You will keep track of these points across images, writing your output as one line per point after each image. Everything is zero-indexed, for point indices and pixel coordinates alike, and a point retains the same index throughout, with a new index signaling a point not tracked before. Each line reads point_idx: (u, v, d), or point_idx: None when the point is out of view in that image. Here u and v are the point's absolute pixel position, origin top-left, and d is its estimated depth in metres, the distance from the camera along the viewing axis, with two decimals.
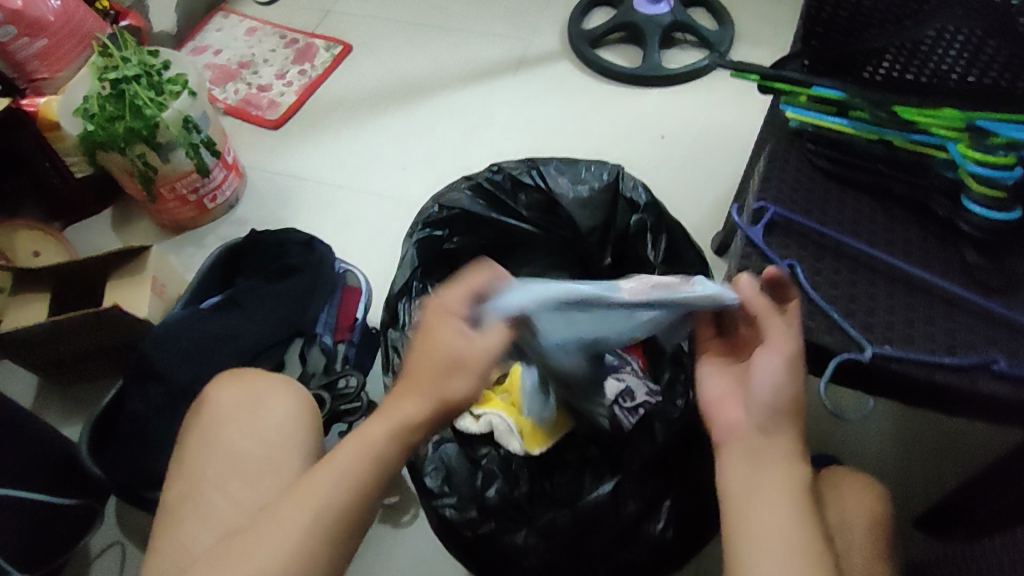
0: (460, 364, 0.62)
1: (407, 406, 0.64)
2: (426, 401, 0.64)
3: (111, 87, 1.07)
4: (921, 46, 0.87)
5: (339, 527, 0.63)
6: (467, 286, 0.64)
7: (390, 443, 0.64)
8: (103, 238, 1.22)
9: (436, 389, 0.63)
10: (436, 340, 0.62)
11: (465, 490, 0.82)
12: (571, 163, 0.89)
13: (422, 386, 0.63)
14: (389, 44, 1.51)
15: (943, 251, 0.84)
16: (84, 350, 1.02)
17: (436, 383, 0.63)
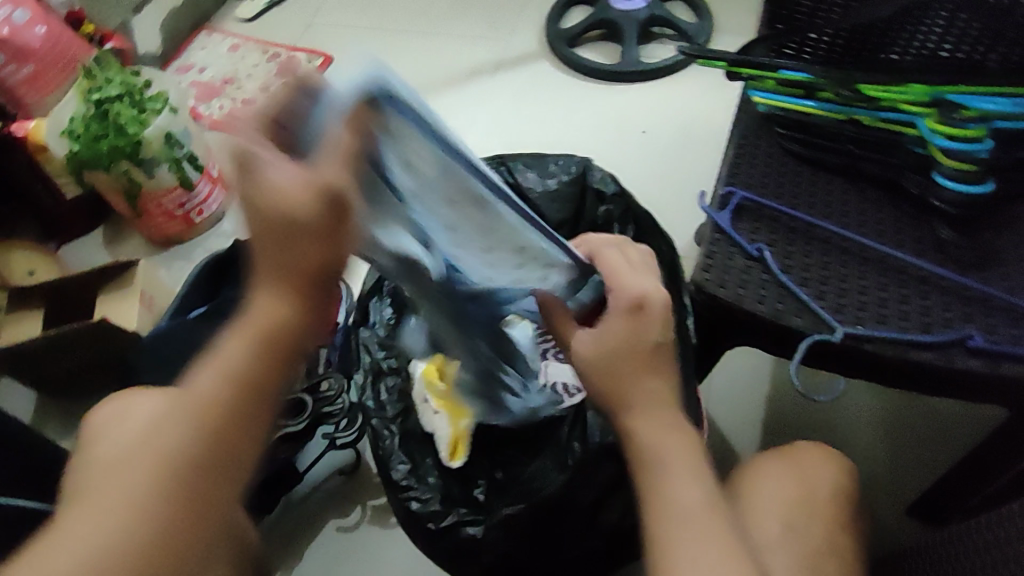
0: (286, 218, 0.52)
1: (268, 309, 0.58)
2: (284, 298, 0.57)
3: (94, 108, 1.11)
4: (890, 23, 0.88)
5: (187, 478, 0.57)
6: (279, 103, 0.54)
7: (251, 361, 0.59)
8: (95, 255, 1.26)
9: (287, 269, 0.56)
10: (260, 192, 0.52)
11: (432, 483, 0.84)
12: (539, 159, 0.93)
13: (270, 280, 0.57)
14: (369, 52, 1.53)
15: (917, 229, 0.84)
16: (77, 364, 1.05)
17: (282, 269, 0.56)
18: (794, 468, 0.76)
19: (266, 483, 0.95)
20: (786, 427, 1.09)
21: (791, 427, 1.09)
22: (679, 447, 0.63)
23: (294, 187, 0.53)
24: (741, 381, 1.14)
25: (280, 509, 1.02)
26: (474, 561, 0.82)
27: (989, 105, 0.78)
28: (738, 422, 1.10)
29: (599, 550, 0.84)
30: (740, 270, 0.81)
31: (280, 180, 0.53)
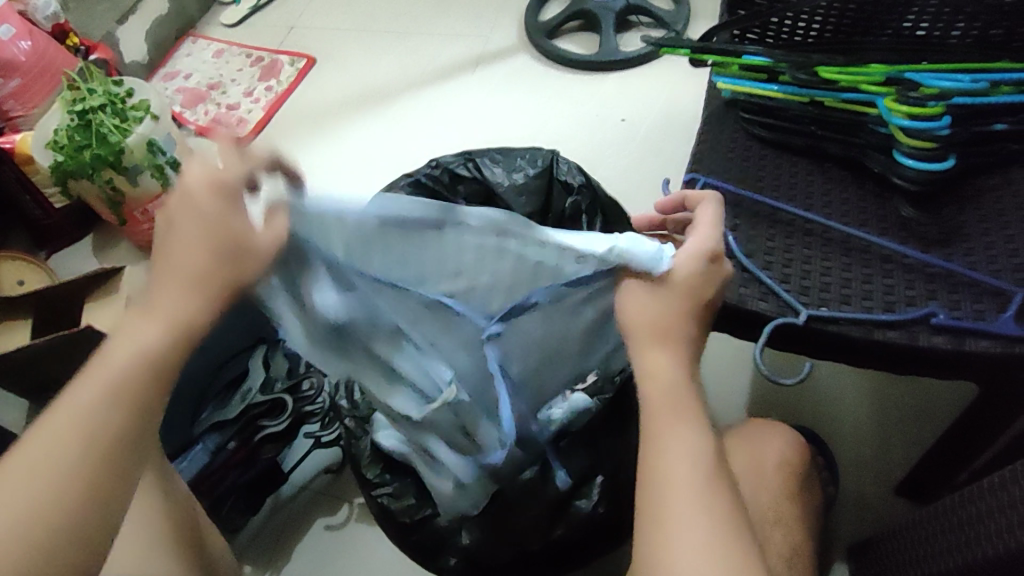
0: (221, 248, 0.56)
1: (183, 304, 0.56)
2: (197, 293, 0.56)
3: (77, 118, 1.12)
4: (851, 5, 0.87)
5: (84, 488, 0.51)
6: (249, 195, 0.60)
7: (167, 347, 0.55)
8: (85, 263, 1.29)
9: (215, 274, 0.56)
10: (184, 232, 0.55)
11: (403, 478, 0.85)
12: (507, 154, 0.94)
13: (184, 281, 0.56)
14: (351, 54, 1.54)
15: (881, 208, 0.85)
16: (67, 370, 1.08)
17: (199, 275, 0.56)
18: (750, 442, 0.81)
19: (252, 480, 0.97)
20: (769, 412, 1.10)
21: (773, 412, 1.10)
22: (689, 414, 0.58)
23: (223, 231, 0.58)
24: (721, 368, 1.14)
25: (268, 507, 1.04)
26: (445, 551, 0.85)
27: (943, 84, 0.80)
28: (720, 408, 1.11)
29: (567, 540, 0.83)
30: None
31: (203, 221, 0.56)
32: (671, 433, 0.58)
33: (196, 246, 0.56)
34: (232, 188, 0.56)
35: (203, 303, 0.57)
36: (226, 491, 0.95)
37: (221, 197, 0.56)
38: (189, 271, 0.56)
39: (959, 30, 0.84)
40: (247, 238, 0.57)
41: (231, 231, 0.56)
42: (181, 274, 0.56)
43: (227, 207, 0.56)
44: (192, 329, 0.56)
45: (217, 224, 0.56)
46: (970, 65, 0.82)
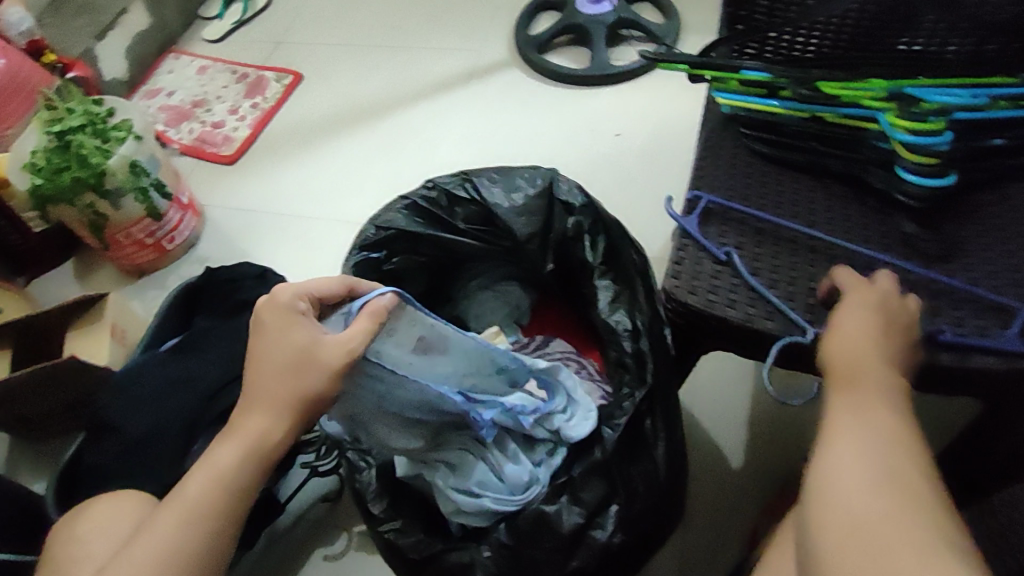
0: (307, 361, 0.66)
1: (256, 423, 0.70)
2: (270, 415, 0.70)
3: (55, 140, 1.08)
4: (846, 20, 0.87)
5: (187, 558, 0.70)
6: (311, 289, 0.70)
7: (242, 463, 0.71)
8: (67, 289, 1.26)
9: (281, 399, 0.69)
10: (285, 338, 0.67)
11: (408, 515, 0.84)
12: (505, 173, 0.93)
13: (260, 403, 0.70)
14: (341, 69, 1.51)
15: (883, 224, 0.85)
16: (48, 403, 1.04)
17: (270, 397, 0.70)
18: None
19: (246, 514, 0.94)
20: (773, 428, 1.09)
21: (778, 429, 1.09)
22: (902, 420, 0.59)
23: (301, 339, 0.67)
24: (723, 384, 1.14)
25: (263, 540, 1.01)
26: None
27: (944, 98, 0.80)
28: (722, 424, 1.10)
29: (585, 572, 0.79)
30: (707, 276, 0.81)
31: (299, 333, 0.67)
32: (863, 407, 0.60)
33: (265, 378, 0.69)
34: (292, 307, 0.68)
35: (273, 422, 0.70)
36: None
37: (284, 320, 0.68)
38: (266, 394, 0.70)
39: (953, 47, 0.84)
40: (316, 356, 0.65)
41: (293, 353, 0.67)
42: (257, 398, 0.70)
43: (291, 327, 0.67)
44: (263, 446, 0.71)
45: (289, 353, 0.67)
46: (966, 79, 0.82)
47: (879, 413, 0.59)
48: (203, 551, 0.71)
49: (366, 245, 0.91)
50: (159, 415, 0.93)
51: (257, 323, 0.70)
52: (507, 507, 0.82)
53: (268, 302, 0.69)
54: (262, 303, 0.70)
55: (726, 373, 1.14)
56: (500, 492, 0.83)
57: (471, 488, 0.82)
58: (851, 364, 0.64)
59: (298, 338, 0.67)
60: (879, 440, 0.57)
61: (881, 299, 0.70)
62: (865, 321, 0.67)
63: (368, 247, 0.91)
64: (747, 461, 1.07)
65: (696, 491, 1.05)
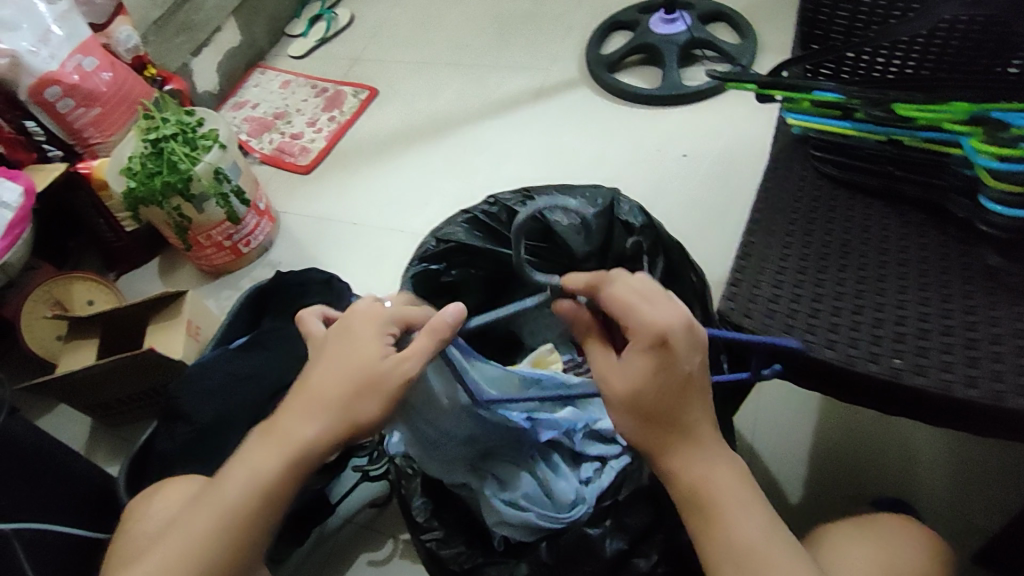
0: (369, 381, 0.63)
1: (301, 430, 0.65)
2: (319, 423, 0.65)
3: (150, 146, 1.17)
4: (917, 41, 0.87)
5: (215, 558, 0.66)
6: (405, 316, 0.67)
7: (281, 467, 0.66)
8: (152, 285, 1.35)
9: (339, 409, 0.64)
10: (357, 354, 0.65)
11: (452, 524, 0.86)
12: (567, 191, 0.94)
13: (313, 411, 0.65)
14: (414, 86, 1.57)
15: (964, 254, 0.79)
16: (126, 391, 1.12)
17: (325, 408, 0.65)
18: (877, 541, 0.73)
19: (299, 510, 0.98)
20: (834, 466, 1.04)
21: (840, 467, 1.04)
22: (760, 513, 0.61)
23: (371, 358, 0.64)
24: (783, 416, 1.10)
25: (312, 538, 1.04)
26: None
27: None
28: (782, 457, 1.06)
29: None
30: (767, 301, 0.79)
31: (370, 354, 0.64)
32: (728, 521, 0.61)
33: (328, 381, 0.65)
34: (384, 326, 0.66)
35: (321, 433, 0.65)
36: None
37: (369, 337, 0.65)
38: (321, 397, 0.65)
39: None
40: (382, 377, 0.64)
41: (365, 368, 0.64)
42: (313, 405, 0.65)
43: (374, 347, 0.65)
44: (304, 453, 0.66)
45: (353, 365, 0.64)
46: None
47: (743, 522, 0.61)
48: (231, 549, 0.67)
49: (426, 257, 0.93)
50: (225, 407, 0.99)
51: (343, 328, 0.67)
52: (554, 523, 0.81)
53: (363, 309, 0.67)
54: (356, 309, 0.68)
55: (788, 404, 1.10)
56: (546, 509, 0.82)
57: (517, 501, 0.82)
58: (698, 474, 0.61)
59: (379, 357, 0.64)
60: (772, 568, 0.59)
61: (676, 357, 0.60)
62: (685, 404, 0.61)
63: (428, 259, 0.93)
64: (804, 497, 1.02)
65: None
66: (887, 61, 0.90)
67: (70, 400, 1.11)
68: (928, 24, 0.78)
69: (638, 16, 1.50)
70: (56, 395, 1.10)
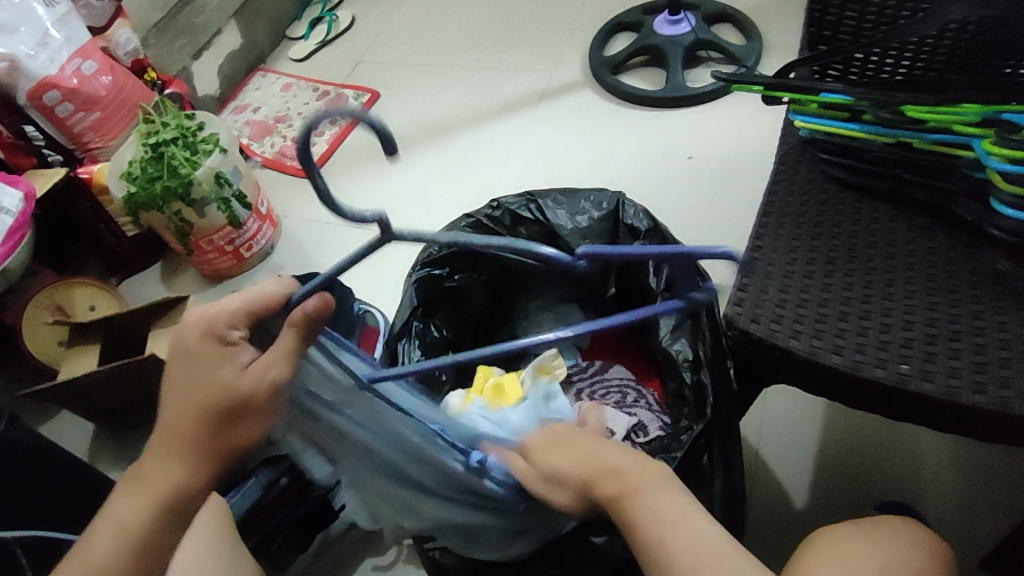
0: (231, 406, 0.54)
1: (166, 474, 0.58)
2: (184, 463, 0.57)
3: (151, 151, 1.16)
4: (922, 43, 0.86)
5: None
6: (243, 307, 0.54)
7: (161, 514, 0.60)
8: (154, 290, 1.35)
9: (203, 446, 0.56)
10: (205, 378, 0.54)
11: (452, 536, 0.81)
12: (570, 195, 0.94)
13: (173, 452, 0.57)
14: (416, 88, 1.56)
15: (972, 259, 0.79)
16: (129, 399, 1.12)
17: (186, 445, 0.56)
18: (872, 540, 0.71)
19: (300, 517, 0.98)
20: (839, 470, 1.04)
21: (846, 471, 1.03)
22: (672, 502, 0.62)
23: (228, 377, 0.54)
24: (791, 421, 1.09)
25: (316, 544, 1.03)
26: None
27: None
28: (788, 462, 1.05)
29: None
30: (772, 305, 0.78)
31: (223, 373, 0.54)
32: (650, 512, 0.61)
33: (174, 413, 0.55)
34: (221, 333, 0.54)
35: (191, 475, 0.58)
36: (274, 527, 0.96)
37: (211, 351, 0.54)
38: (177, 435, 0.56)
39: None
40: (248, 399, 0.54)
41: (220, 392, 0.54)
42: (170, 445, 0.57)
43: (223, 365, 0.54)
44: (177, 497, 0.58)
45: (207, 391, 0.54)
46: None
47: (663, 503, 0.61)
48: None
49: (430, 261, 0.92)
50: None
51: (179, 346, 0.55)
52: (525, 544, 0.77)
53: (195, 317, 0.55)
54: (189, 319, 0.56)
55: (796, 406, 1.10)
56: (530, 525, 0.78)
57: None
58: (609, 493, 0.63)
59: (233, 374, 0.54)
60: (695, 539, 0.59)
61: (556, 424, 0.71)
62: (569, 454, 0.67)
63: (432, 263, 0.91)
64: (809, 502, 1.01)
65: (752, 532, 1.00)
66: (894, 63, 0.89)
67: (71, 407, 1.10)
68: (937, 25, 0.77)
69: (642, 16, 1.49)
70: (58, 402, 1.09)
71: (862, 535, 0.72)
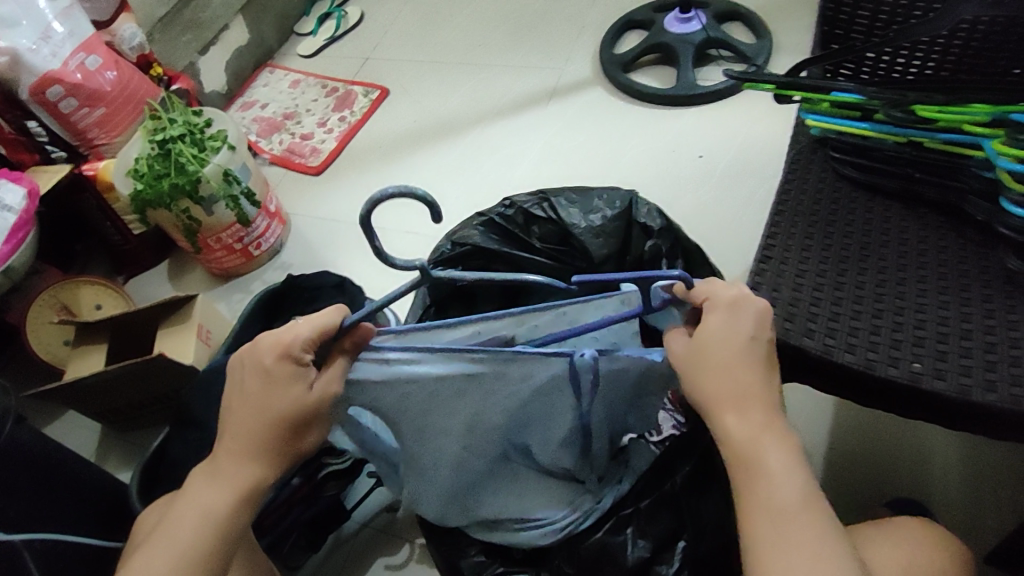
0: (303, 416, 0.62)
1: (242, 470, 0.64)
2: (258, 461, 0.64)
3: (157, 148, 1.15)
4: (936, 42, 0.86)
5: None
6: (310, 329, 0.59)
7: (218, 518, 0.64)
8: (162, 289, 1.35)
9: (276, 447, 0.64)
10: (278, 392, 0.61)
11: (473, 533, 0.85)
12: (583, 194, 0.94)
13: (252, 454, 0.64)
14: (425, 85, 1.56)
15: (983, 258, 0.79)
16: (137, 399, 1.12)
17: (262, 447, 0.63)
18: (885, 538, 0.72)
19: (313, 517, 0.98)
20: (848, 467, 1.04)
21: (855, 469, 1.04)
22: (783, 442, 0.60)
23: (297, 393, 0.60)
24: (802, 418, 1.09)
25: (329, 543, 1.04)
26: None
27: None
28: None
29: None
30: (791, 299, 0.78)
31: (295, 390, 0.60)
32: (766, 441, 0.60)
33: (252, 423, 0.62)
34: (294, 355, 0.60)
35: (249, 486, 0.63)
36: (286, 528, 0.95)
37: (286, 370, 0.60)
38: (252, 438, 0.63)
39: None
40: (319, 410, 0.61)
41: (295, 408, 0.61)
42: (248, 448, 0.64)
43: (296, 385, 0.60)
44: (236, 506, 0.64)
45: (283, 404, 0.61)
46: None
47: (777, 443, 0.60)
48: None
49: (443, 260, 0.93)
50: None
51: (257, 365, 0.61)
52: (546, 540, 0.81)
53: (271, 342, 0.61)
54: (266, 341, 0.61)
55: (806, 405, 1.10)
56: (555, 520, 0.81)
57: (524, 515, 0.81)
58: (744, 434, 0.60)
59: (304, 393, 0.60)
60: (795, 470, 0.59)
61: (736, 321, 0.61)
62: (726, 379, 0.60)
63: (445, 262, 0.93)
64: None
65: None
66: (905, 63, 0.90)
67: (80, 407, 1.10)
68: (948, 25, 0.77)
69: (653, 14, 1.49)
70: (65, 402, 1.09)
71: (877, 534, 0.73)
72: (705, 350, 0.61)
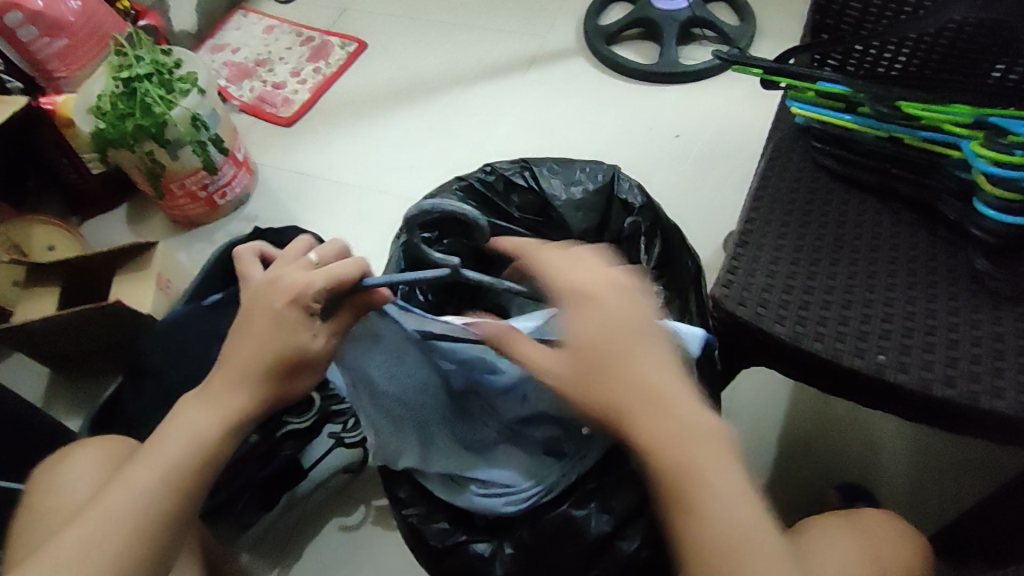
0: (302, 363, 0.62)
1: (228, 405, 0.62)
2: (248, 397, 0.62)
3: (122, 86, 1.09)
4: (923, 40, 0.86)
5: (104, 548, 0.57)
6: (326, 275, 0.62)
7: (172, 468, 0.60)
8: (119, 234, 1.29)
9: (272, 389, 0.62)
10: (284, 335, 0.61)
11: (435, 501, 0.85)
12: (566, 165, 0.93)
13: (243, 388, 0.62)
14: (404, 42, 1.51)
15: (951, 257, 0.81)
16: (90, 345, 1.07)
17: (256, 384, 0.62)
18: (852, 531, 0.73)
19: (270, 475, 0.96)
20: (801, 450, 1.07)
21: (806, 452, 1.07)
22: (700, 425, 0.57)
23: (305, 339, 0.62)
24: (761, 402, 1.12)
25: (282, 503, 1.03)
26: None
27: None
28: (754, 441, 1.08)
29: None
30: (779, 275, 0.79)
31: (302, 337, 0.62)
32: (682, 429, 0.57)
33: (247, 364, 0.62)
34: (306, 304, 0.61)
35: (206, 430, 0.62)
36: (241, 486, 0.93)
37: (294, 319, 0.61)
38: (246, 375, 0.62)
39: None
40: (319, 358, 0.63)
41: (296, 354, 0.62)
42: (241, 382, 0.62)
43: (302, 331, 0.61)
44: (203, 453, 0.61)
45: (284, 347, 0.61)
46: None
47: (693, 427, 0.57)
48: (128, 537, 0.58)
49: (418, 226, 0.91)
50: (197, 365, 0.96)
51: (266, 307, 0.62)
52: (511, 509, 0.79)
53: (288, 285, 0.62)
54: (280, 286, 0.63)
55: (767, 387, 1.13)
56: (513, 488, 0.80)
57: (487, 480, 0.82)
58: (659, 430, 0.56)
59: (309, 339, 0.62)
60: (715, 453, 0.56)
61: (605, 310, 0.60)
62: (626, 379, 0.57)
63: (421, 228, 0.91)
64: (768, 478, 1.05)
65: None
66: (893, 57, 0.90)
67: (28, 350, 1.05)
68: (936, 24, 0.78)
69: None
70: (13, 345, 1.04)
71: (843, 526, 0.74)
72: (593, 357, 0.58)
